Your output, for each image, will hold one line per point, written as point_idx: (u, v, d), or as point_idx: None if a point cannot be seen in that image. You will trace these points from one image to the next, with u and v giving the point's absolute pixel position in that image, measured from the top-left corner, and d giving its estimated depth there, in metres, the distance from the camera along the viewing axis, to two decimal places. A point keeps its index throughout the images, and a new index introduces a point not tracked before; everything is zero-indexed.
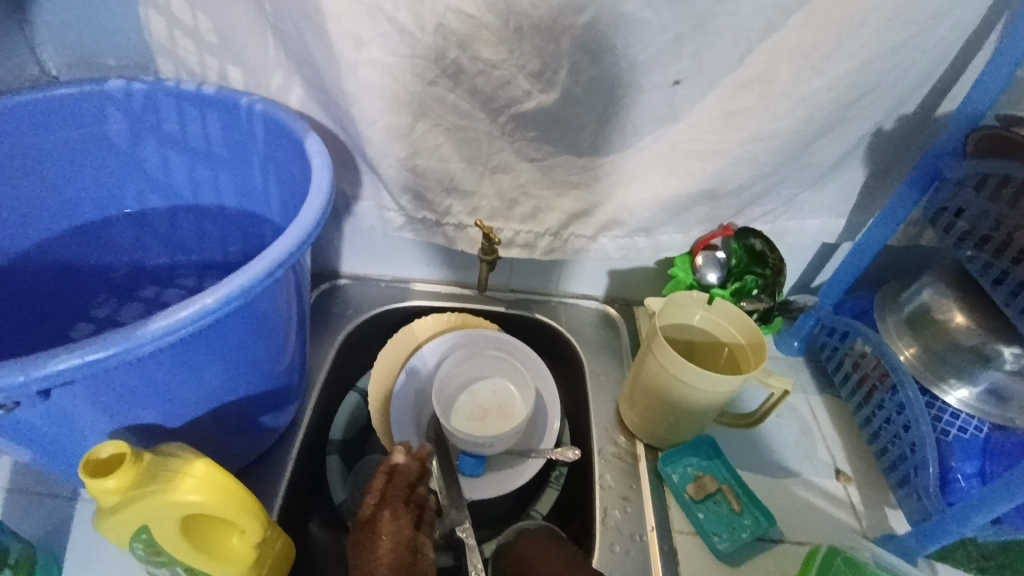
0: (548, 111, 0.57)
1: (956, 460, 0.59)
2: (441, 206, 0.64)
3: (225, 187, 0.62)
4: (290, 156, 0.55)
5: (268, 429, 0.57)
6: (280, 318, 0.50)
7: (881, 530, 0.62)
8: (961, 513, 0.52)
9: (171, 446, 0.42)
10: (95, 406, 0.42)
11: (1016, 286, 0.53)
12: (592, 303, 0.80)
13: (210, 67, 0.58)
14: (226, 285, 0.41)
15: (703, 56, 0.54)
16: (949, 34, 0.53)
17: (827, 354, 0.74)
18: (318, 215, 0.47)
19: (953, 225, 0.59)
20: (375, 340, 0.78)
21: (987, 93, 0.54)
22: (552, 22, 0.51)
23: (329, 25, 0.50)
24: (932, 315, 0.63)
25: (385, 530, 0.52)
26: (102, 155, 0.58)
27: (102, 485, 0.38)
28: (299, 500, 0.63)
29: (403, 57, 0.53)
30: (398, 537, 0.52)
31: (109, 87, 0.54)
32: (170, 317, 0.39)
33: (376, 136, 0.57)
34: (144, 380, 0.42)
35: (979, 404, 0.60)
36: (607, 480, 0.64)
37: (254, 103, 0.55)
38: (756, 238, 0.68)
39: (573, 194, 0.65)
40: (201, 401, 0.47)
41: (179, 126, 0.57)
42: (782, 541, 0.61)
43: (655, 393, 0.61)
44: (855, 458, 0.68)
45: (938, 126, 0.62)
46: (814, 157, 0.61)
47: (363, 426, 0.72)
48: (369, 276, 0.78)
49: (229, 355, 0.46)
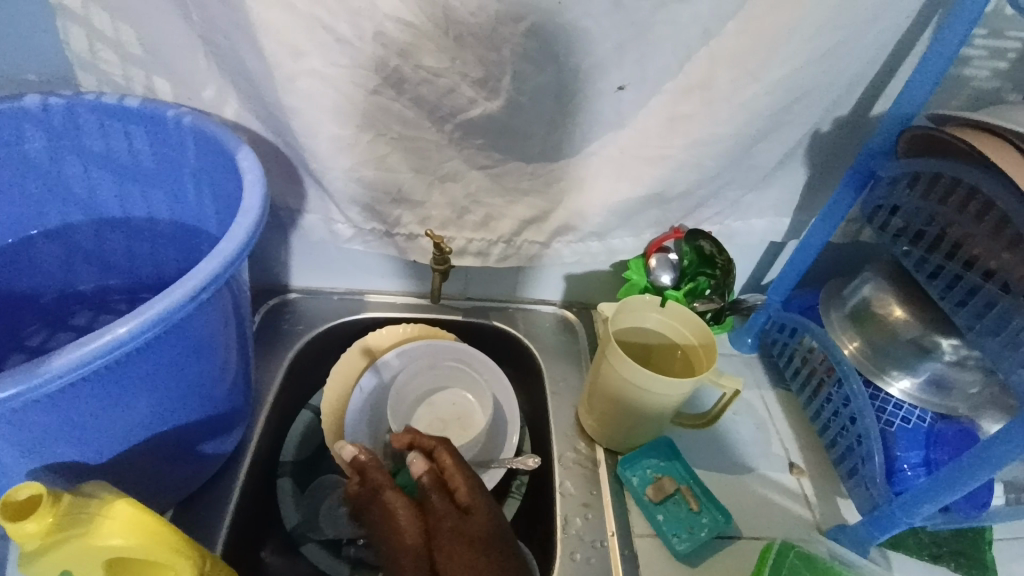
0: (494, 119, 0.57)
1: (901, 450, 0.61)
2: (391, 216, 0.63)
3: (157, 204, 0.60)
4: (223, 172, 0.53)
5: (210, 457, 0.55)
6: (215, 342, 0.48)
7: (834, 522, 0.64)
8: (908, 503, 0.54)
9: (93, 487, 0.40)
10: (9, 446, 0.40)
11: (950, 280, 0.55)
12: (551, 308, 0.79)
13: (136, 79, 0.56)
14: (142, 313, 0.38)
15: (646, 62, 0.54)
16: (879, 38, 0.55)
17: (778, 349, 0.75)
18: (249, 234, 0.45)
19: (888, 223, 0.61)
20: (329, 355, 0.76)
21: (917, 94, 0.56)
22: (492, 30, 0.51)
23: (262, 35, 0.49)
24: (872, 309, 0.65)
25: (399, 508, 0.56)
26: (21, 175, 0.55)
27: (21, 530, 0.36)
28: (249, 527, 0.60)
29: (342, 66, 0.51)
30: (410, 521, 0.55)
31: (23, 103, 0.51)
32: (77, 350, 0.36)
33: (319, 147, 0.55)
34: (59, 416, 0.40)
35: (921, 395, 0.62)
36: (567, 487, 0.63)
37: (182, 116, 0.52)
38: (704, 239, 0.67)
39: (526, 201, 0.64)
40: (130, 432, 0.45)
41: (103, 142, 0.55)
42: (739, 538, 0.62)
43: (611, 398, 0.61)
44: (808, 451, 0.70)
45: (873, 126, 0.64)
46: (757, 159, 0.63)
47: (317, 444, 0.70)
48: (321, 290, 0.76)
49: (157, 383, 0.44)
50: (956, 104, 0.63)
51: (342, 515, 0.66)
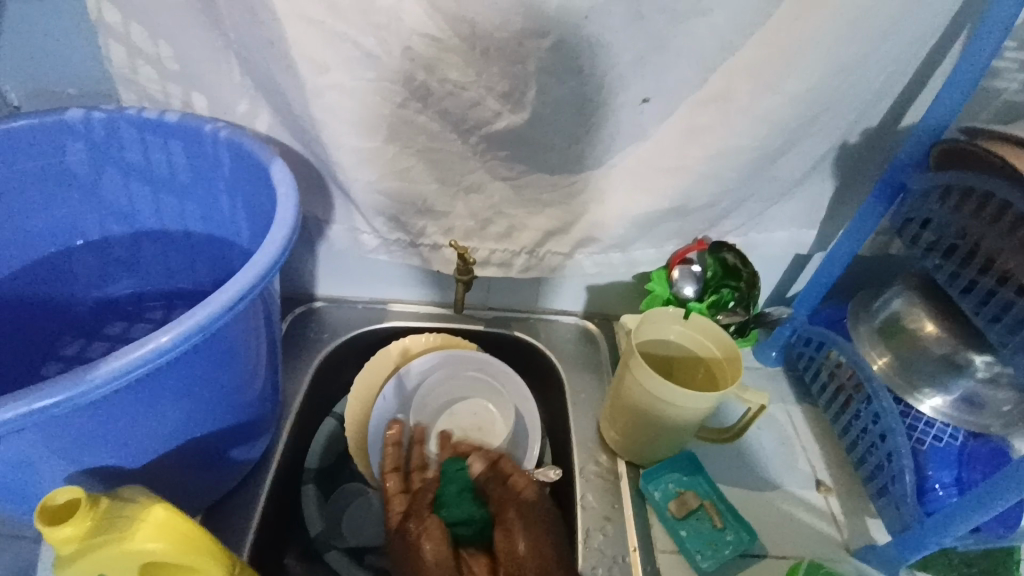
0: (517, 131, 0.57)
1: (932, 470, 0.60)
2: (415, 227, 0.64)
3: (190, 215, 0.61)
4: (256, 185, 0.55)
5: (238, 463, 0.56)
6: (246, 351, 0.49)
7: (862, 541, 0.62)
8: (941, 524, 0.52)
9: (130, 491, 0.41)
10: (52, 450, 0.41)
11: (983, 295, 0.54)
12: (571, 319, 0.79)
13: (172, 94, 0.58)
14: (182, 322, 0.40)
15: (669, 74, 0.54)
16: (907, 49, 0.54)
17: (804, 363, 0.74)
18: (283, 246, 0.46)
19: (918, 236, 0.60)
20: (352, 363, 0.76)
21: (948, 105, 0.55)
22: (517, 44, 0.51)
23: (294, 51, 0.50)
24: (903, 324, 0.64)
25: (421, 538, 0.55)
26: (64, 187, 0.57)
27: (58, 533, 0.37)
28: (273, 533, 0.61)
29: (370, 80, 0.53)
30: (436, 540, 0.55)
31: (67, 117, 0.53)
32: (121, 359, 0.38)
33: (346, 160, 0.56)
34: (100, 422, 0.41)
35: (954, 413, 0.61)
36: (589, 500, 0.63)
37: (218, 130, 0.54)
38: (729, 251, 0.68)
39: (547, 212, 0.64)
40: (165, 438, 0.46)
41: (141, 154, 0.56)
42: (765, 556, 0.61)
43: (633, 411, 0.61)
44: (834, 468, 0.69)
45: (901, 137, 0.63)
46: (782, 171, 0.62)
47: (340, 452, 0.70)
48: (345, 299, 0.77)
49: (193, 391, 0.45)
50: (988, 115, 0.62)
51: (365, 523, 0.66)
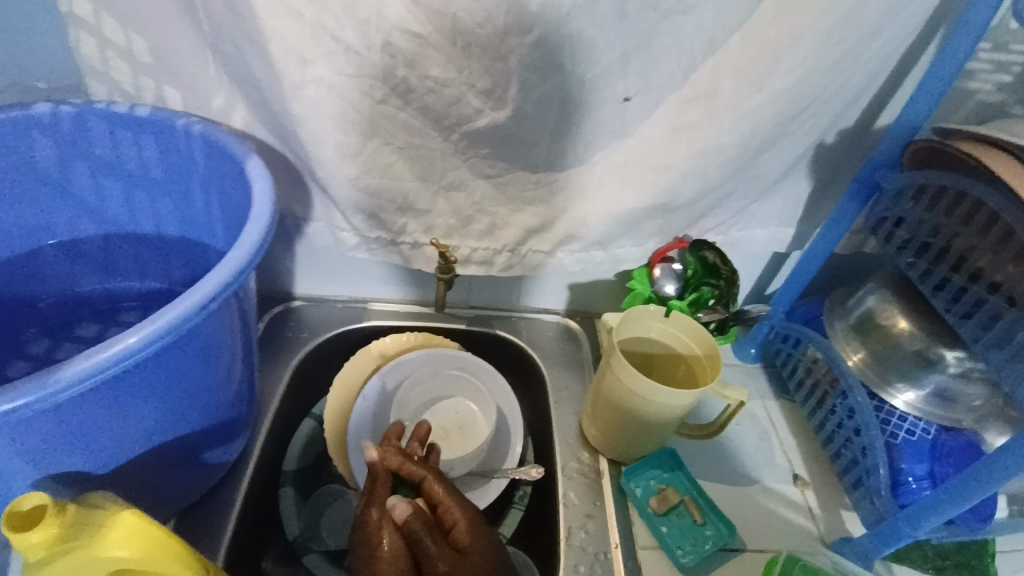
0: (500, 128, 0.57)
1: (905, 463, 0.61)
2: (395, 225, 0.63)
3: (164, 212, 0.59)
4: (231, 180, 0.54)
5: (213, 465, 0.55)
6: (221, 352, 0.48)
7: (837, 534, 0.64)
8: (912, 516, 0.54)
9: (99, 496, 0.40)
10: (16, 454, 0.40)
11: (955, 292, 0.55)
12: (554, 317, 0.79)
13: (145, 87, 0.56)
14: (153, 322, 0.39)
15: (651, 73, 0.55)
16: (885, 48, 0.55)
17: (782, 360, 0.75)
18: (258, 244, 0.45)
19: (892, 234, 0.61)
20: (333, 363, 0.76)
21: (922, 105, 0.56)
22: (500, 40, 0.51)
23: (272, 45, 0.49)
24: (877, 320, 0.65)
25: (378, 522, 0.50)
26: (31, 183, 0.55)
27: (25, 540, 0.36)
28: (251, 536, 0.60)
29: (349, 76, 0.52)
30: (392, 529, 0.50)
31: (34, 111, 0.51)
32: (89, 360, 0.37)
33: (325, 156, 0.56)
34: (66, 424, 0.40)
35: (925, 407, 0.62)
36: (570, 498, 0.63)
37: (192, 125, 0.53)
38: (708, 249, 0.68)
39: (530, 210, 0.64)
40: (137, 441, 0.45)
41: (112, 149, 0.55)
42: (743, 550, 0.61)
43: (613, 409, 0.61)
44: (811, 462, 0.70)
45: (878, 137, 0.64)
46: (762, 170, 0.63)
47: (320, 453, 0.69)
48: (325, 297, 0.76)
49: (165, 392, 0.44)
50: (961, 116, 0.64)
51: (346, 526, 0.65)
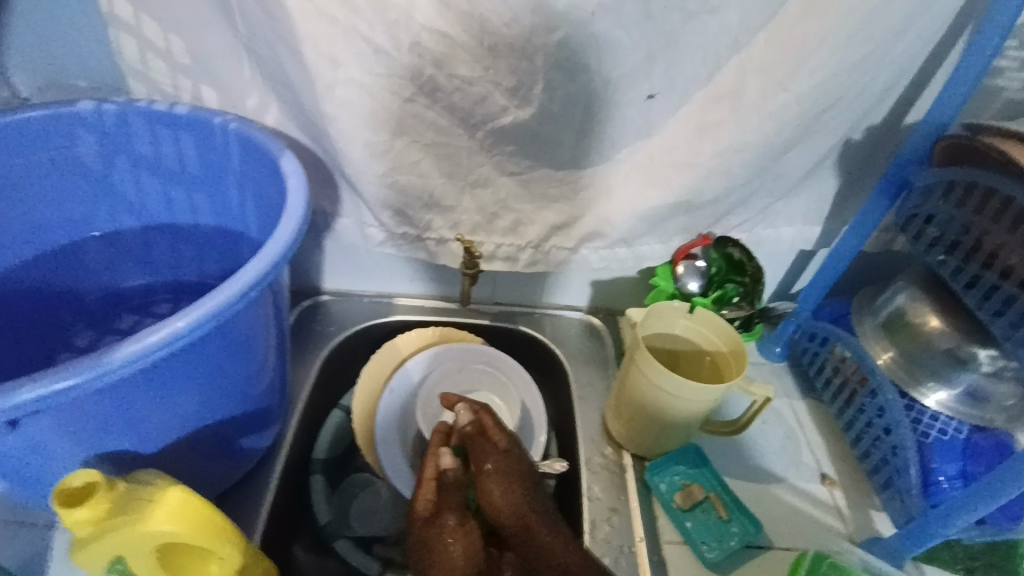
0: (525, 126, 0.58)
1: (937, 462, 0.61)
2: (422, 221, 0.64)
3: (201, 207, 0.62)
4: (266, 176, 0.55)
5: (247, 452, 0.56)
6: (258, 341, 0.50)
7: (867, 533, 0.63)
8: (943, 515, 0.53)
9: (145, 475, 0.42)
10: (67, 434, 0.41)
11: (987, 289, 0.54)
12: (576, 314, 0.80)
13: (184, 87, 0.58)
14: (197, 308, 0.40)
15: (675, 71, 0.55)
16: (913, 46, 0.55)
17: (808, 359, 0.75)
18: (294, 236, 0.47)
19: (923, 231, 0.60)
20: (359, 357, 0.77)
21: (951, 102, 0.55)
22: (526, 40, 0.52)
23: (305, 45, 0.51)
24: (906, 319, 0.64)
25: (455, 533, 0.52)
26: (76, 178, 0.57)
27: (72, 516, 0.38)
28: (282, 523, 0.61)
29: (380, 75, 0.53)
30: (469, 542, 0.51)
31: (78, 109, 0.53)
32: (138, 342, 0.38)
33: (355, 154, 0.57)
34: (114, 406, 0.42)
35: (957, 406, 0.61)
36: (594, 492, 0.63)
37: (228, 123, 0.54)
38: (734, 246, 0.70)
39: (554, 207, 0.65)
40: (178, 426, 0.46)
41: (153, 147, 0.57)
42: (769, 548, 0.61)
43: (639, 406, 0.61)
44: (838, 462, 0.69)
45: (905, 135, 0.64)
46: (786, 168, 0.63)
47: (347, 445, 0.71)
48: (351, 293, 0.77)
49: (205, 378, 0.46)
50: (991, 112, 0.63)
51: (371, 515, 0.66)
